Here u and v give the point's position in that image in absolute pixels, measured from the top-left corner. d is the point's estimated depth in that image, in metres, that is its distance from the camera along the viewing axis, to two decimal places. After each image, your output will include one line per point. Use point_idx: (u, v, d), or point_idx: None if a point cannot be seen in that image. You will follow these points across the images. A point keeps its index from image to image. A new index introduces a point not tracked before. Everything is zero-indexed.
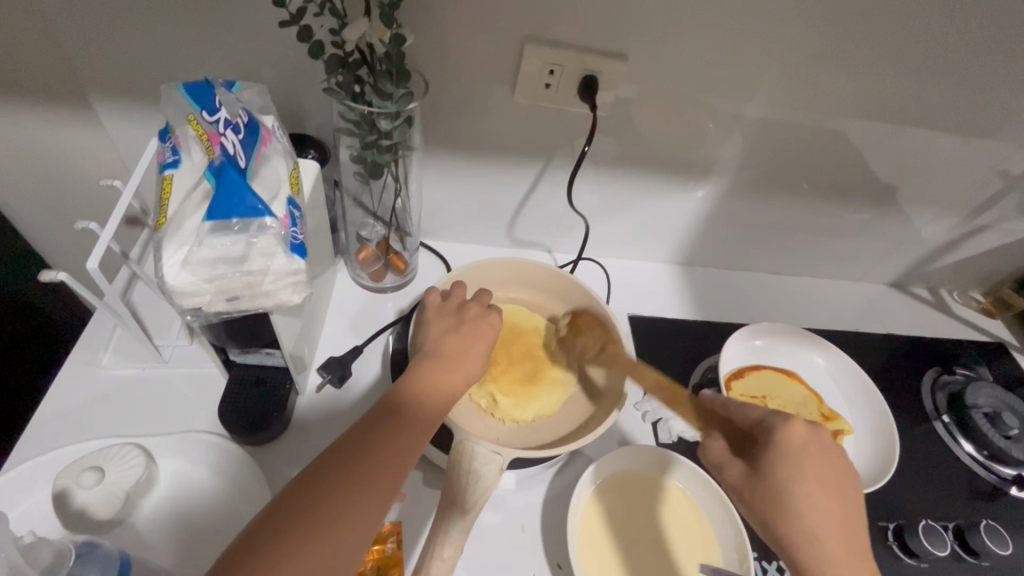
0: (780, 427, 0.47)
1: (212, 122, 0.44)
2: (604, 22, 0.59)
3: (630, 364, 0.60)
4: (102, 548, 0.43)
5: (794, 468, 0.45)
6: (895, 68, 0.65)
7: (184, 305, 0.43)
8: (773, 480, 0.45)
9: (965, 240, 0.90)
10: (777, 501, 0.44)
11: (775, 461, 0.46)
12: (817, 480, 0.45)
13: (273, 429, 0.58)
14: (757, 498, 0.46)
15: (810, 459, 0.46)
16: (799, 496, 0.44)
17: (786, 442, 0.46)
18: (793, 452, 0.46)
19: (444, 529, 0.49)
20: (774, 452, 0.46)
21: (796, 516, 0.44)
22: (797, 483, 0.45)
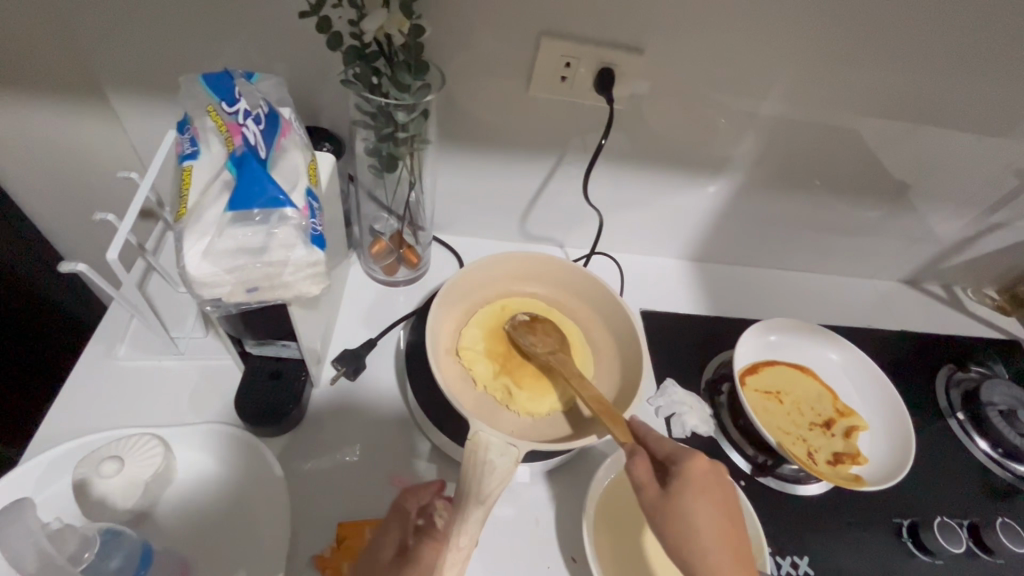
0: (688, 460, 0.47)
1: (232, 113, 0.44)
2: (621, 15, 0.58)
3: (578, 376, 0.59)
4: (127, 535, 0.44)
5: (694, 496, 0.45)
6: (914, 64, 0.64)
7: (204, 295, 0.44)
8: (677, 506, 0.45)
9: (980, 238, 0.90)
10: (681, 527, 0.45)
11: (681, 491, 0.46)
12: (714, 509, 0.45)
13: (290, 421, 0.58)
14: (666, 524, 0.45)
15: (711, 491, 0.46)
16: (693, 519, 0.45)
17: (690, 474, 0.46)
18: (698, 483, 0.46)
19: (462, 517, 0.48)
20: (683, 483, 0.46)
21: (688, 537, 0.44)
22: (697, 513, 0.45)
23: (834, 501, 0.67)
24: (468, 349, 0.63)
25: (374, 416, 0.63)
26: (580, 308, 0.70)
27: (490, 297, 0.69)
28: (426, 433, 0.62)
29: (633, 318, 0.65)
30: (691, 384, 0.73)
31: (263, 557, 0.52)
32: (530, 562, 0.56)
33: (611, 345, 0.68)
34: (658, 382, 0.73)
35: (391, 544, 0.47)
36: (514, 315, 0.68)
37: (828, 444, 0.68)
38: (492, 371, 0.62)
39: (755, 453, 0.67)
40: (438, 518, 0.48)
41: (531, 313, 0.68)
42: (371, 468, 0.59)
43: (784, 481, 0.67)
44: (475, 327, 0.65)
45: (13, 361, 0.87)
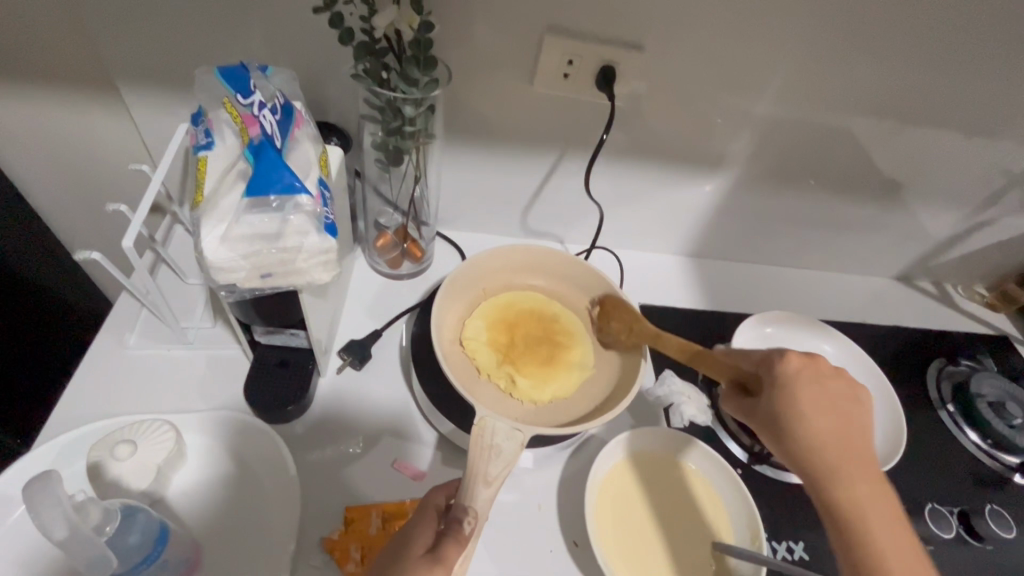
0: (783, 357, 0.52)
1: (247, 105, 0.45)
2: (622, 15, 0.60)
3: (654, 336, 0.62)
4: (144, 512, 0.45)
5: (791, 387, 0.50)
6: (902, 64, 0.66)
7: (220, 280, 0.45)
8: (775, 395, 0.50)
9: (969, 235, 0.92)
10: (785, 421, 0.49)
11: (778, 383, 0.51)
12: (817, 403, 0.49)
13: (298, 408, 0.60)
14: (771, 419, 0.50)
15: (808, 384, 0.50)
16: (796, 415, 0.49)
17: (786, 371, 0.51)
18: (794, 375, 0.51)
19: (472, 502, 0.49)
20: (779, 377, 0.51)
21: (796, 432, 0.49)
22: (799, 401, 0.49)
23: None
24: (471, 338, 0.65)
25: (380, 405, 0.65)
26: (582, 299, 0.72)
27: (493, 289, 0.70)
28: (430, 421, 0.63)
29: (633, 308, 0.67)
30: (689, 376, 0.75)
31: (272, 541, 0.53)
32: (531, 546, 0.57)
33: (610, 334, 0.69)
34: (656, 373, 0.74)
35: (421, 542, 0.46)
36: (516, 305, 0.69)
37: None
38: (495, 360, 0.64)
39: (749, 441, 0.69)
40: (465, 524, 0.48)
41: (532, 302, 0.70)
42: (377, 454, 0.61)
43: (779, 469, 0.68)
44: (478, 316, 0.67)
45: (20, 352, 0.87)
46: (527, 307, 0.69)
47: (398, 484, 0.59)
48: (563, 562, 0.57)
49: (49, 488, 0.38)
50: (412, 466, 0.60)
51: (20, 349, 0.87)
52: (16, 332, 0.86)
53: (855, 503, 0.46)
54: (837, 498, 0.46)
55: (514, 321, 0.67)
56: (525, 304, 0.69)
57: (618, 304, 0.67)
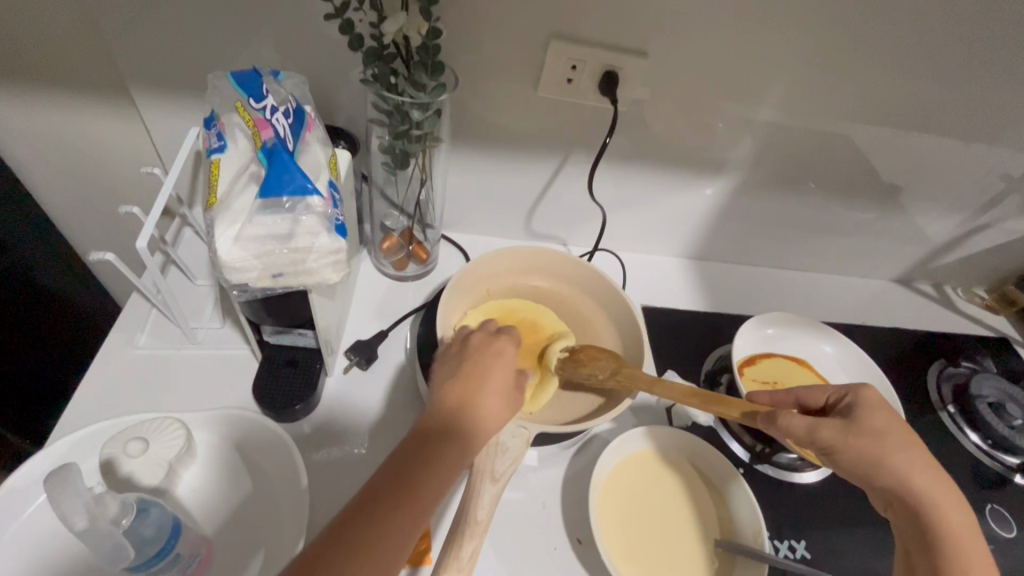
0: (858, 390, 0.55)
1: (260, 109, 0.47)
2: (626, 22, 0.62)
3: (652, 380, 0.58)
4: (158, 507, 0.46)
5: (877, 420, 0.53)
6: (901, 70, 0.67)
7: (232, 279, 0.46)
8: (866, 430, 0.52)
9: (969, 238, 0.93)
10: (875, 443, 0.51)
11: (866, 417, 0.53)
12: (902, 431, 0.52)
13: (306, 407, 0.61)
14: (857, 442, 0.51)
15: (889, 415, 0.53)
16: (887, 437, 0.51)
17: (868, 399, 0.54)
18: (875, 408, 0.53)
19: (476, 498, 0.50)
20: (863, 410, 0.53)
21: (888, 454, 0.50)
22: (884, 426, 0.52)
23: (830, 488, 0.69)
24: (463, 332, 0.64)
25: (387, 404, 0.65)
26: (585, 301, 0.73)
27: (497, 291, 0.72)
28: None
29: (636, 310, 0.68)
30: (691, 376, 0.76)
31: (280, 538, 0.53)
32: (535, 543, 0.58)
33: (613, 336, 0.70)
34: (659, 374, 0.75)
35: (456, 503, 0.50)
36: (513, 310, 0.68)
37: None
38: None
39: (751, 441, 0.70)
40: (480, 511, 0.49)
41: (531, 312, 0.69)
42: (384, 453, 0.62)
43: (781, 469, 0.69)
44: (474, 312, 0.67)
45: (28, 353, 0.87)
46: (523, 315, 0.68)
47: None
48: (568, 560, 0.57)
49: (68, 477, 0.39)
50: None
51: (28, 350, 0.87)
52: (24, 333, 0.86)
53: (964, 531, 0.47)
54: (946, 532, 0.47)
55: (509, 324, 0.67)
56: (516, 309, 0.69)
57: (598, 354, 0.61)
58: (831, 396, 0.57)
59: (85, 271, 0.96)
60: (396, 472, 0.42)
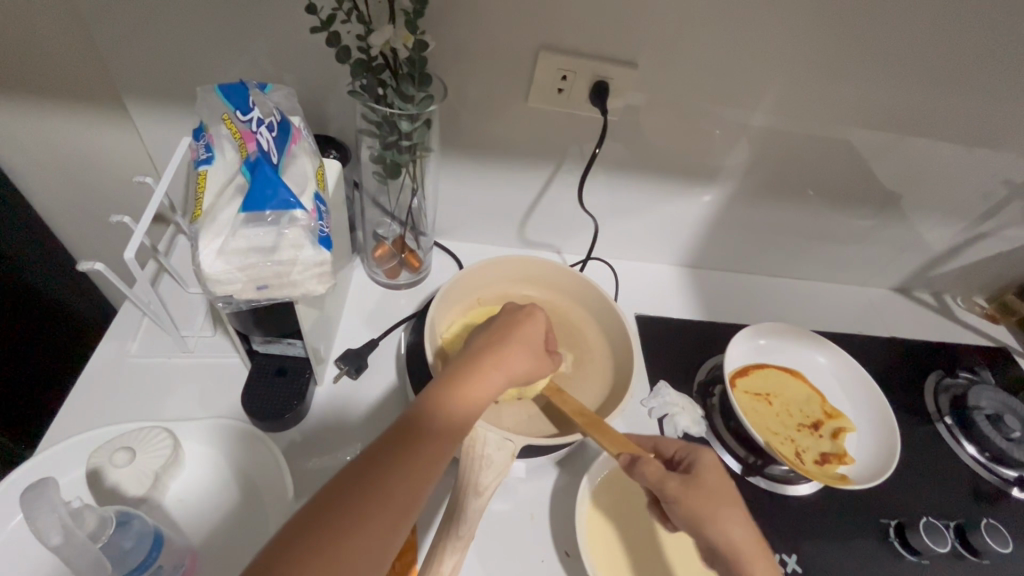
0: (703, 450, 0.52)
1: (246, 122, 0.48)
2: (616, 32, 0.62)
3: (551, 390, 0.59)
4: (139, 519, 0.46)
5: (715, 482, 0.49)
6: (895, 78, 0.67)
7: (216, 291, 0.46)
8: (701, 488, 0.49)
9: (968, 246, 0.92)
10: (708, 503, 0.47)
11: (704, 476, 0.50)
12: (729, 492, 0.49)
13: (294, 416, 0.61)
14: (696, 500, 0.48)
15: (725, 480, 0.50)
16: (719, 498, 0.48)
17: (706, 458, 0.52)
18: (715, 469, 0.51)
19: (463, 513, 0.50)
20: (705, 470, 0.50)
21: (717, 516, 0.47)
22: (716, 485, 0.49)
23: (823, 501, 0.68)
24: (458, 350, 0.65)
25: (377, 414, 0.65)
26: (576, 312, 0.73)
27: (488, 299, 0.72)
28: None
29: (626, 321, 0.68)
30: (683, 386, 0.75)
31: None
32: (523, 555, 0.58)
33: (604, 347, 0.70)
34: (651, 384, 0.75)
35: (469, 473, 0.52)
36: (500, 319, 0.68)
37: (816, 445, 0.70)
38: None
39: (744, 453, 0.69)
40: (466, 526, 0.49)
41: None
42: None
43: (774, 481, 0.68)
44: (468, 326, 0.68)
45: (16, 355, 0.87)
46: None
47: None
48: (554, 572, 0.57)
49: (43, 493, 0.39)
50: None
51: (16, 353, 0.87)
52: (11, 336, 0.85)
53: None
54: None
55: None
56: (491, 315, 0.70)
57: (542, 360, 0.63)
58: (677, 452, 0.54)
59: (81, 275, 0.96)
60: (387, 443, 0.42)
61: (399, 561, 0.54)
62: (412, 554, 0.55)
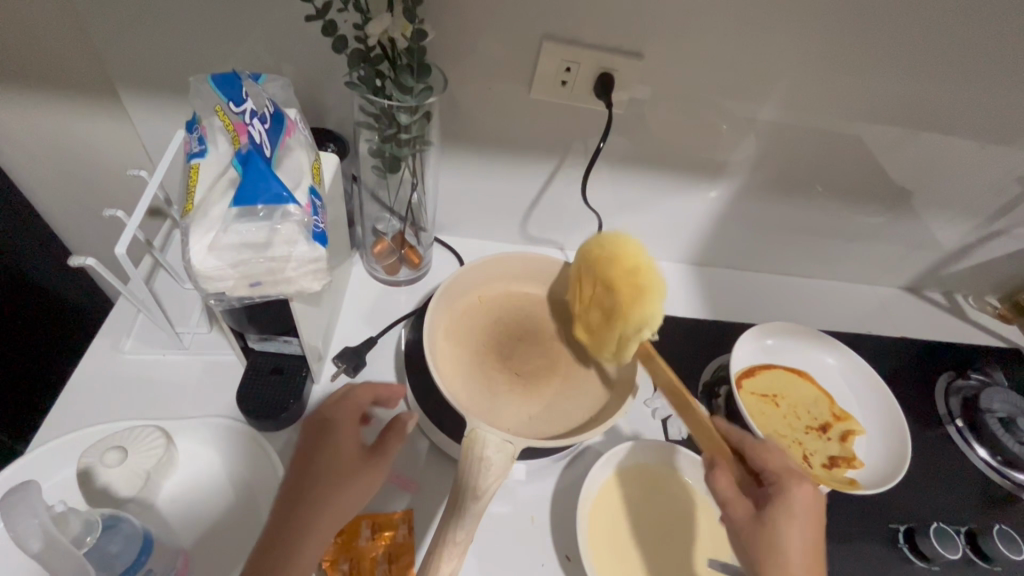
0: (794, 486, 0.52)
1: (238, 113, 0.46)
2: (621, 22, 0.60)
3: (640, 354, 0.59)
4: (128, 522, 0.46)
5: (793, 526, 0.50)
6: (910, 71, 0.64)
7: (208, 288, 0.45)
8: (770, 529, 0.50)
9: (981, 245, 0.90)
10: (774, 541, 0.49)
11: (779, 515, 0.50)
12: (803, 536, 0.50)
13: (290, 416, 0.59)
14: (759, 534, 0.50)
15: (806, 522, 0.50)
16: (788, 537, 0.49)
17: (795, 498, 0.51)
18: (797, 512, 0.50)
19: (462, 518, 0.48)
20: (784, 510, 0.50)
21: (779, 552, 0.48)
22: (790, 526, 0.50)
23: (831, 505, 0.67)
24: (475, 351, 0.65)
25: None
26: None
27: (488, 297, 0.70)
28: (423, 431, 0.63)
29: None
30: (688, 387, 0.74)
31: None
32: (522, 559, 0.56)
33: None
34: (655, 384, 0.73)
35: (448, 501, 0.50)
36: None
37: (824, 448, 0.68)
38: (501, 374, 0.64)
39: None
40: (461, 533, 0.48)
41: (540, 324, 0.69)
42: None
43: None
44: (478, 328, 0.67)
45: (10, 349, 0.86)
46: (534, 329, 0.69)
47: (388, 493, 0.58)
48: None
49: (26, 498, 0.38)
50: (402, 476, 0.59)
51: (10, 347, 0.86)
52: (6, 330, 0.84)
53: None
54: None
55: (524, 339, 0.68)
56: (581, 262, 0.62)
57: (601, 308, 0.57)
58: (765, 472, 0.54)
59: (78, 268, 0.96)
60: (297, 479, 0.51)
61: (396, 564, 0.53)
62: (409, 556, 0.54)
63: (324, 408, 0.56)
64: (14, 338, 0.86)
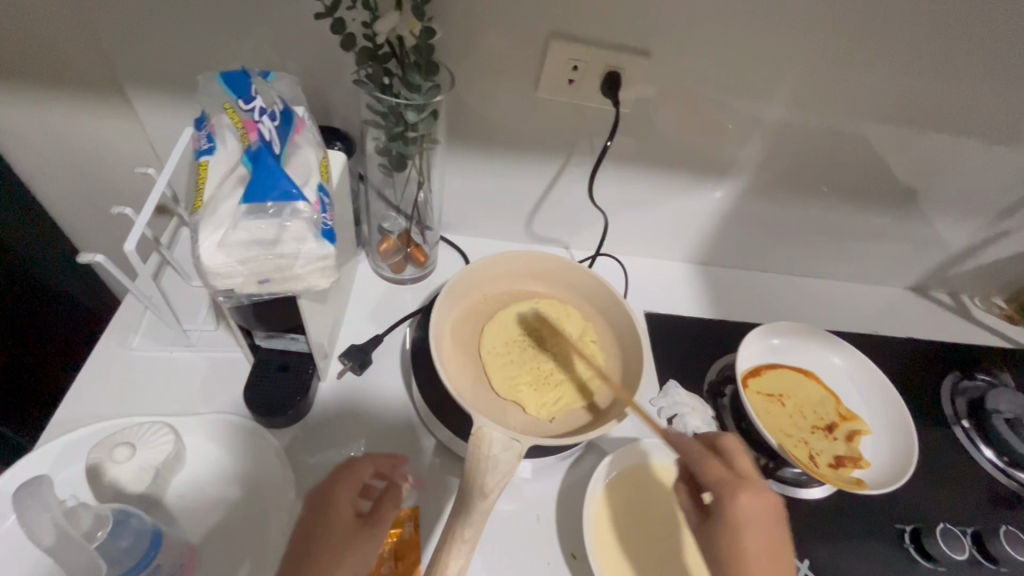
0: (727, 499, 0.47)
1: (249, 111, 0.46)
2: (628, 21, 0.59)
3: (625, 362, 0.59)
4: (137, 517, 0.46)
5: (741, 542, 0.46)
6: (918, 70, 0.64)
7: (216, 284, 0.45)
8: (718, 547, 0.47)
9: (987, 245, 0.89)
10: (712, 553, 0.48)
11: (724, 533, 0.47)
12: (745, 548, 0.46)
13: (297, 413, 0.60)
14: (705, 544, 0.49)
15: (757, 533, 0.46)
16: (728, 550, 0.47)
17: (729, 510, 0.47)
18: (743, 525, 0.46)
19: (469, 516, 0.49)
20: (725, 527, 0.47)
21: (722, 564, 0.47)
22: (731, 541, 0.47)
23: (837, 505, 0.67)
24: (486, 349, 0.65)
25: (381, 410, 0.64)
26: (584, 309, 0.71)
27: (493, 295, 0.71)
28: (429, 428, 0.63)
29: (634, 318, 0.66)
30: (694, 386, 0.74)
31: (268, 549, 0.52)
32: (528, 557, 0.56)
33: (612, 344, 0.69)
34: (660, 383, 0.73)
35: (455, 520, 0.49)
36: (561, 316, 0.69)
37: (830, 448, 0.68)
38: (512, 373, 0.64)
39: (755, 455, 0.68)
40: (467, 528, 0.48)
41: (554, 323, 0.68)
42: None
43: (786, 484, 0.67)
44: (488, 326, 0.67)
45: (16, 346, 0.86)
46: (548, 327, 0.68)
47: None
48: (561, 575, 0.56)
49: (38, 491, 0.39)
50: (409, 473, 0.59)
51: (16, 344, 0.86)
52: (13, 327, 0.84)
53: None
54: None
55: (538, 338, 0.67)
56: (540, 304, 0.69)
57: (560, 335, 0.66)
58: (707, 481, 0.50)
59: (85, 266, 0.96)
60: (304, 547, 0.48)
61: (402, 561, 0.53)
62: (415, 554, 0.54)
63: (324, 483, 0.52)
64: (20, 334, 0.86)
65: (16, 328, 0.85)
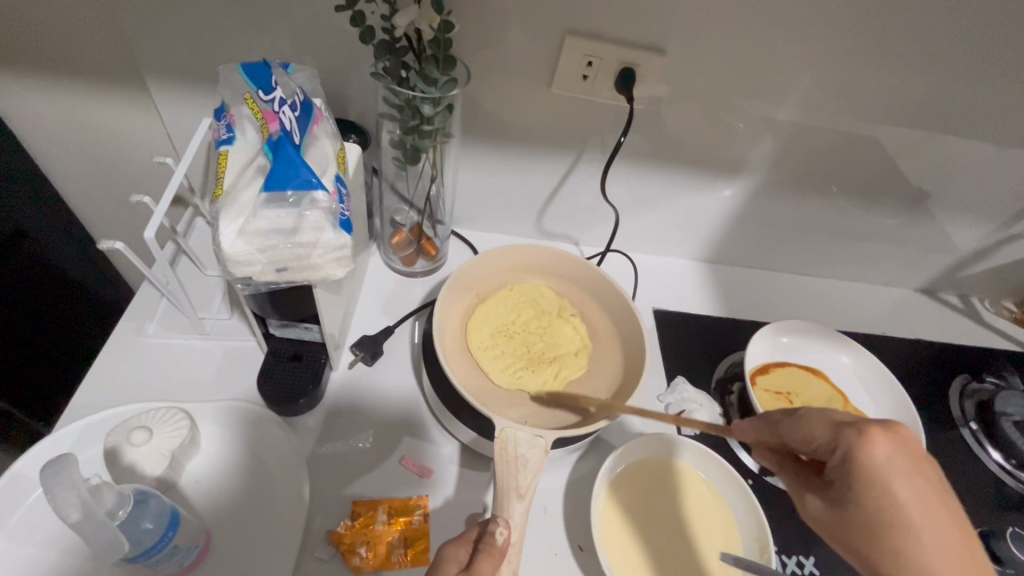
0: (858, 449, 0.38)
1: (268, 102, 0.46)
2: (643, 18, 0.60)
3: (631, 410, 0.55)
4: (157, 498, 0.47)
5: (887, 495, 0.37)
6: (931, 73, 0.64)
7: (236, 272, 0.46)
8: (867, 511, 0.38)
9: (998, 248, 0.89)
10: (873, 530, 0.37)
11: (865, 495, 0.38)
12: (910, 497, 0.37)
13: (309, 402, 0.61)
14: (854, 526, 0.39)
15: (901, 481, 0.37)
16: (890, 510, 0.37)
17: (869, 461, 0.37)
18: (880, 479, 0.37)
19: (506, 515, 0.49)
20: (860, 485, 0.38)
21: (892, 531, 0.37)
22: (886, 503, 0.37)
23: None
24: (474, 346, 0.65)
25: (391, 401, 0.65)
26: (590, 305, 0.72)
27: (487, 295, 0.71)
28: (438, 418, 0.63)
29: (636, 310, 0.67)
30: (702, 382, 0.74)
31: (281, 535, 0.53)
32: (536, 549, 0.57)
33: (610, 332, 0.70)
34: (668, 379, 0.74)
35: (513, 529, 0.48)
36: (542, 295, 0.71)
37: None
38: (508, 364, 0.65)
39: None
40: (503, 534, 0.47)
41: (532, 306, 0.70)
42: (386, 450, 0.61)
43: None
44: (475, 319, 0.67)
45: (31, 332, 0.87)
46: (528, 313, 0.70)
47: (405, 480, 0.59)
48: (568, 566, 0.56)
49: (64, 469, 0.40)
50: (420, 463, 0.60)
51: (34, 332, 0.87)
52: (30, 315, 0.85)
53: None
54: None
55: (521, 324, 0.69)
56: (520, 293, 0.71)
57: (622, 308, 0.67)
58: (819, 441, 0.41)
59: (98, 254, 0.97)
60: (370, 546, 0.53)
61: (412, 549, 0.54)
62: (423, 543, 0.55)
63: (373, 497, 0.57)
64: (35, 321, 0.87)
65: (33, 314, 0.86)
